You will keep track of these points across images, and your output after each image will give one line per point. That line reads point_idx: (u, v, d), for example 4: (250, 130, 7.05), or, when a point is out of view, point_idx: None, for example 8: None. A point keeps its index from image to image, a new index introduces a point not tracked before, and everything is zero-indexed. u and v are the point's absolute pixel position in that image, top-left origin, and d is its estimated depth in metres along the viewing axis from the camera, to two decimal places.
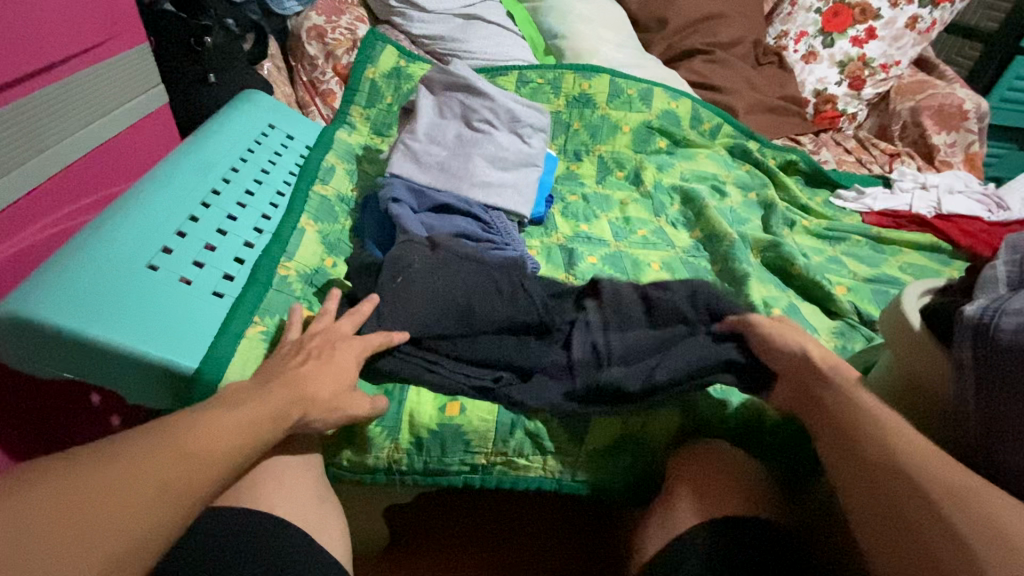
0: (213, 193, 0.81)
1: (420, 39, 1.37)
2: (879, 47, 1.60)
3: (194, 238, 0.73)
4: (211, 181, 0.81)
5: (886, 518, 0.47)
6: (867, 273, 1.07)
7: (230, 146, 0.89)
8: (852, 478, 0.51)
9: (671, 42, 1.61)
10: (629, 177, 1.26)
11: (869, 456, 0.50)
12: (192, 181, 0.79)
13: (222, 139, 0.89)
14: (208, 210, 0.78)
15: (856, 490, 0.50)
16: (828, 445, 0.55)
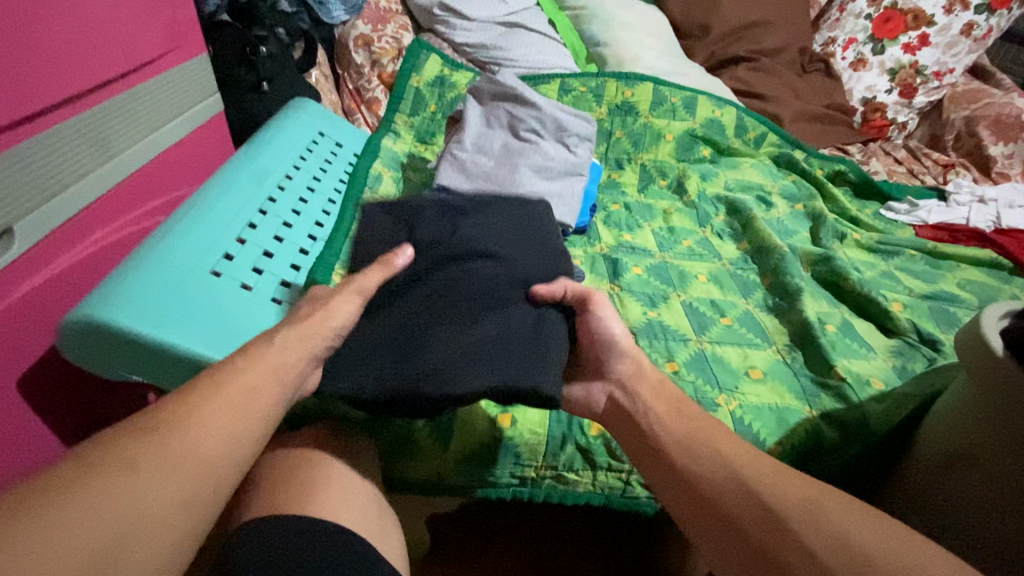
0: (269, 201, 0.83)
1: (463, 47, 1.38)
2: (931, 55, 1.55)
3: (253, 245, 0.75)
4: (267, 189, 0.83)
5: (738, 552, 0.51)
6: (924, 290, 1.03)
7: (283, 155, 0.91)
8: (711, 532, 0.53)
9: (715, 50, 1.58)
10: (672, 186, 1.24)
11: (717, 493, 0.53)
12: (249, 188, 0.81)
13: (278, 145, 0.92)
14: (265, 218, 0.80)
15: (708, 530, 0.53)
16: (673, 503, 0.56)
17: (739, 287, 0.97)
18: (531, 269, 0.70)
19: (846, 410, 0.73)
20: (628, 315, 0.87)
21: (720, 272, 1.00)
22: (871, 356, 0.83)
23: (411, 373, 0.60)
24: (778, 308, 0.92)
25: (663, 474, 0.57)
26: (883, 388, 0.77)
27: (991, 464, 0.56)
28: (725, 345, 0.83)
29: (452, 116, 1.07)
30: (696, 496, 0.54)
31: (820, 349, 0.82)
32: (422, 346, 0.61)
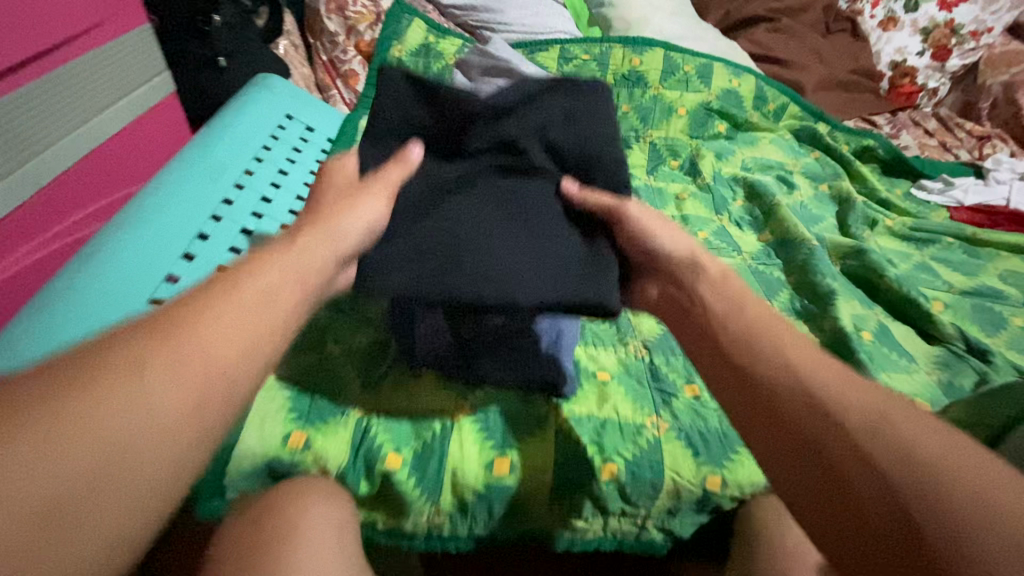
0: (225, 203, 0.74)
1: (451, 11, 1.23)
2: (970, 11, 1.44)
3: (201, 262, 0.67)
4: (223, 188, 0.75)
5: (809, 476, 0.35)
6: (965, 285, 0.93)
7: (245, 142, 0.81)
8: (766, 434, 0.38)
9: (730, 9, 1.43)
10: (685, 167, 1.12)
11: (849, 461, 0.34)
12: (203, 188, 0.73)
13: (236, 134, 0.81)
14: (218, 225, 0.72)
15: (765, 439, 0.38)
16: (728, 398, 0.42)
17: (764, 288, 0.86)
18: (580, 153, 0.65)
19: None
20: (640, 325, 0.76)
21: (742, 269, 0.90)
22: (912, 367, 0.74)
23: (471, 269, 0.55)
24: (807, 313, 0.82)
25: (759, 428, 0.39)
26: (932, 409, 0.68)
27: None
28: None
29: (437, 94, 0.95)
30: (801, 457, 0.36)
31: (859, 364, 0.73)
32: (476, 244, 0.57)
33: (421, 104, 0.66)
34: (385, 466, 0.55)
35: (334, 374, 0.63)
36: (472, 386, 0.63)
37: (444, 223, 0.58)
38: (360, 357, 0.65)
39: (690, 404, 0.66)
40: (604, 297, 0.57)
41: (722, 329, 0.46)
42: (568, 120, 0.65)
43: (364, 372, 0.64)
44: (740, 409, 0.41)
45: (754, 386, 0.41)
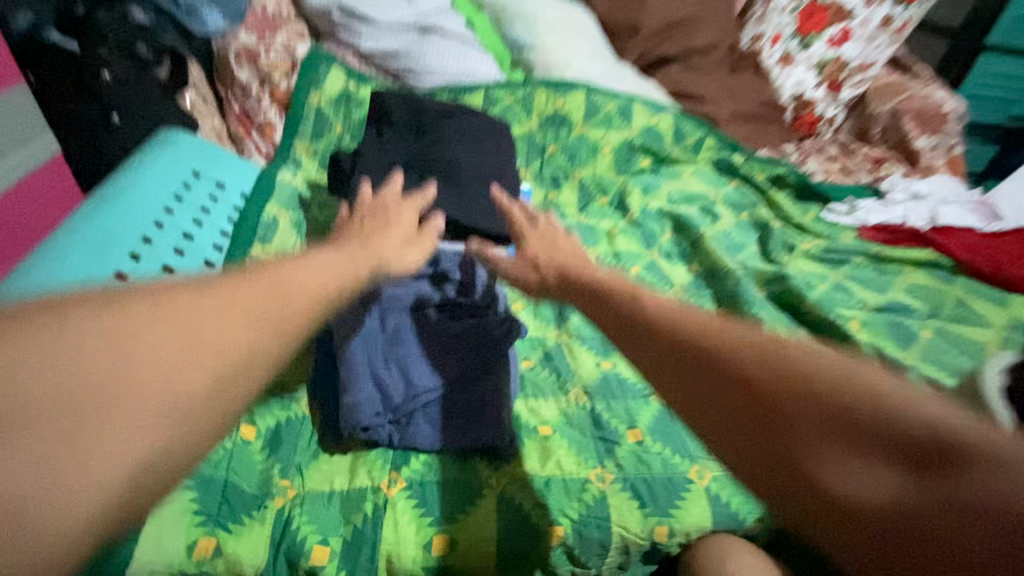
0: (162, 221, 0.77)
1: (372, 57, 1.21)
2: (855, 49, 1.52)
3: (151, 258, 0.71)
4: (161, 205, 0.78)
5: (695, 389, 0.36)
6: (878, 301, 0.98)
7: (171, 171, 0.82)
8: (665, 374, 0.39)
9: (645, 49, 1.47)
10: (613, 204, 1.15)
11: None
12: (139, 207, 0.75)
13: (123, 212, 0.73)
14: (161, 233, 0.75)
15: (669, 374, 0.38)
16: (632, 345, 0.43)
17: None
18: (498, 144, 0.88)
19: None
20: (580, 369, 0.75)
21: None
22: None
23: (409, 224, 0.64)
24: None
25: (836, 536, 0.28)
26: None
27: None
28: None
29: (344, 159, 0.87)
30: (749, 442, 0.32)
31: None
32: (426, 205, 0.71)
33: (392, 108, 0.87)
34: (310, 562, 0.51)
35: (246, 460, 0.56)
36: (409, 453, 0.60)
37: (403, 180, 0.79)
38: (273, 437, 0.59)
39: (632, 451, 0.65)
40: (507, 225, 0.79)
41: (688, 341, 0.39)
42: (484, 124, 0.90)
43: (279, 457, 0.57)
44: (682, 400, 0.37)
45: (656, 330, 0.42)
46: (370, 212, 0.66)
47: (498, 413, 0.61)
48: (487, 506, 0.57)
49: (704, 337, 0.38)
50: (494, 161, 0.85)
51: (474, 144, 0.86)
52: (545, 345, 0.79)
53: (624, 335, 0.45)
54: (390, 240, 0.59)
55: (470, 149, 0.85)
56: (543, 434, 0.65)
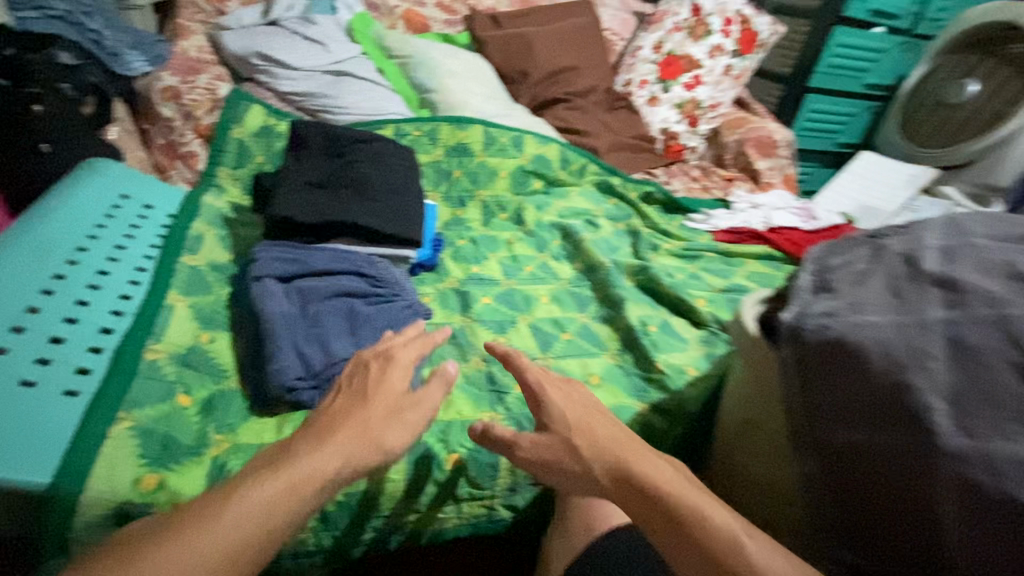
0: (91, 240, 0.82)
1: (290, 96, 1.35)
2: (705, 91, 1.83)
3: (86, 265, 0.77)
4: (88, 228, 0.83)
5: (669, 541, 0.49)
6: (722, 285, 1.22)
7: (94, 203, 0.88)
8: (645, 518, 0.51)
9: (536, 92, 1.71)
10: (512, 219, 1.33)
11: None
12: (67, 231, 0.80)
13: (53, 230, 0.79)
14: (90, 252, 0.79)
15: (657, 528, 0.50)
16: (607, 490, 0.55)
17: (576, 303, 1.07)
18: (405, 165, 1.04)
19: (667, 399, 0.84)
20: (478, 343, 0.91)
21: (560, 292, 1.10)
22: (686, 347, 0.96)
23: (395, 396, 0.61)
24: (609, 318, 1.04)
25: None
26: (697, 373, 0.88)
27: (767, 425, 0.62)
28: (568, 359, 0.93)
29: (270, 176, 0.99)
30: None
31: (644, 349, 0.93)
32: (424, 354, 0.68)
33: (312, 135, 1.01)
34: None
35: (181, 422, 0.65)
36: None
37: (323, 193, 0.93)
38: (207, 404, 0.68)
39: (520, 398, 0.80)
40: (414, 232, 0.94)
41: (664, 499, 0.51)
42: (394, 148, 1.06)
43: (214, 418, 0.67)
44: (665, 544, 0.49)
45: (631, 475, 0.53)
46: (356, 377, 0.64)
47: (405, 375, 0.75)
48: None
49: (665, 494, 0.51)
50: (401, 177, 1.01)
51: (384, 163, 1.01)
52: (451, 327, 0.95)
53: (606, 483, 0.55)
54: (364, 426, 0.57)
55: (379, 167, 1.00)
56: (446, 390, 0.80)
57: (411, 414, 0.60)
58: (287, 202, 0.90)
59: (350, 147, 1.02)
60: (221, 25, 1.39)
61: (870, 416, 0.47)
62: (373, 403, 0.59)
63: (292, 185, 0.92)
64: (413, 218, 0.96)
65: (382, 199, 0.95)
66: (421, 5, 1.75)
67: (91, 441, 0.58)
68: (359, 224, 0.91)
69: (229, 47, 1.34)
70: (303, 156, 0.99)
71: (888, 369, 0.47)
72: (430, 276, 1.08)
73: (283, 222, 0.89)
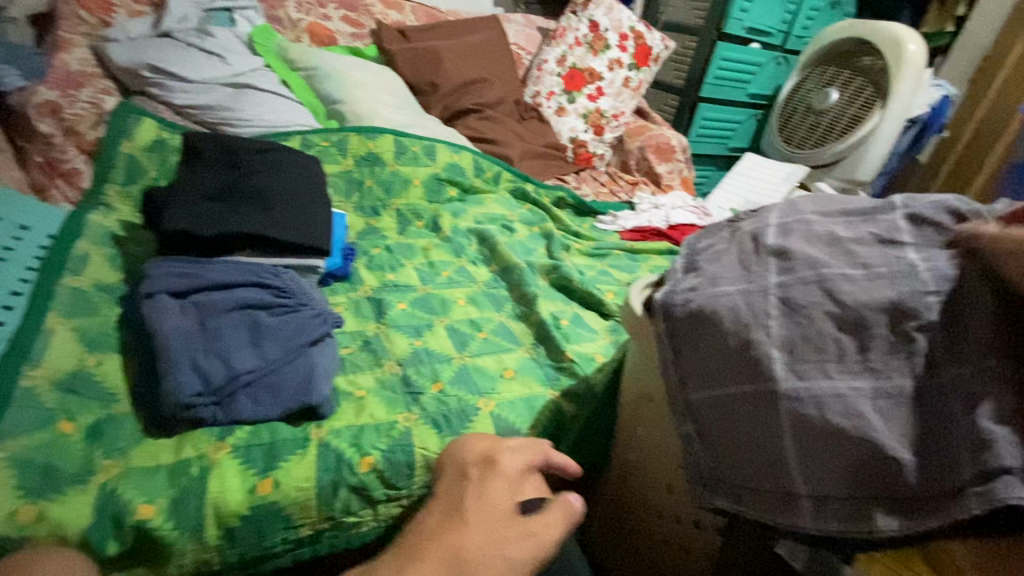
0: None
1: (186, 110, 1.29)
2: (608, 101, 1.96)
3: None
4: None
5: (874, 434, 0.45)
6: (628, 279, 1.30)
7: None
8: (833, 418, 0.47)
9: (447, 103, 1.75)
10: (429, 226, 1.35)
11: (843, 490, 0.46)
12: None
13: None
14: None
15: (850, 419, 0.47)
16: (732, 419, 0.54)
17: (493, 304, 1.11)
18: (308, 174, 1.03)
19: (577, 384, 0.89)
20: (394, 348, 0.91)
21: (476, 293, 1.13)
22: (595, 337, 1.02)
23: (497, 515, 0.47)
24: (523, 315, 1.08)
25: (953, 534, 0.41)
26: (603, 360, 0.94)
27: (656, 397, 0.68)
28: (484, 356, 0.94)
29: (161, 190, 0.95)
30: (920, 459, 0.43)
31: (555, 341, 0.98)
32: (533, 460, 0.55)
33: (204, 147, 0.99)
34: (136, 518, 0.58)
35: (64, 449, 0.61)
36: (233, 426, 0.70)
37: (220, 205, 0.91)
38: (94, 429, 0.64)
39: (435, 397, 0.82)
40: (320, 241, 0.94)
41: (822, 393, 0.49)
42: (295, 157, 1.05)
43: (102, 442, 0.63)
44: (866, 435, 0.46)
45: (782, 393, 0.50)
46: (453, 485, 0.52)
47: (314, 382, 0.74)
48: (307, 452, 0.69)
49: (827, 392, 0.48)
50: (305, 187, 1.00)
51: (286, 172, 1.00)
52: (364, 334, 0.94)
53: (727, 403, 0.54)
54: (456, 553, 0.43)
55: (280, 177, 0.99)
56: (358, 396, 0.79)
57: (513, 547, 0.45)
58: (180, 216, 0.87)
59: (248, 157, 1.00)
60: (105, 36, 1.31)
61: (727, 371, 0.54)
62: (474, 523, 0.46)
63: (186, 199, 0.89)
64: (319, 226, 0.95)
65: (284, 209, 0.94)
66: (327, 19, 1.74)
67: None
68: (260, 234, 0.89)
69: (115, 60, 1.26)
70: (197, 168, 0.96)
71: (736, 329, 0.54)
72: (343, 286, 1.08)
73: (178, 238, 0.86)
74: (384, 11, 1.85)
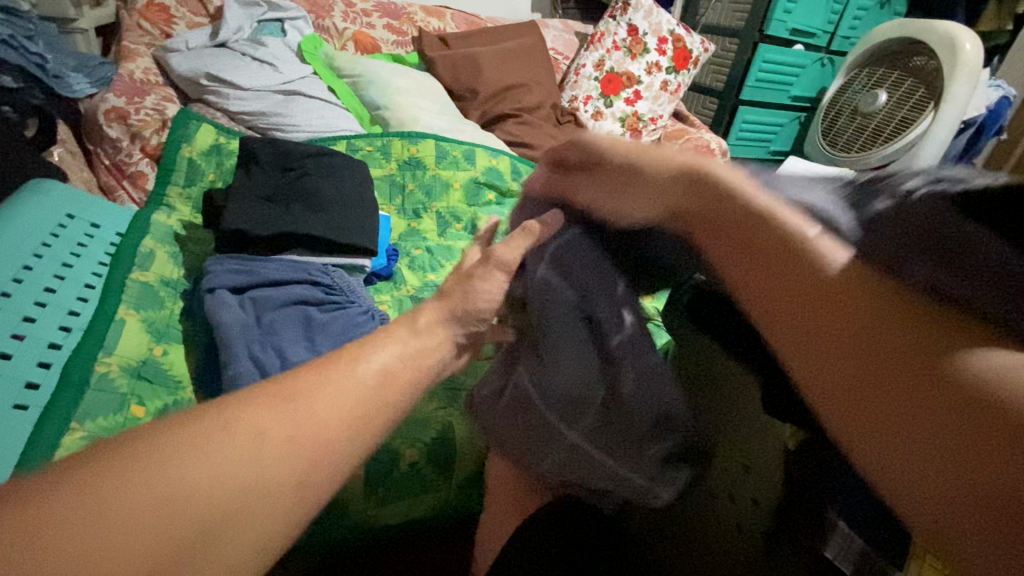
0: (35, 258, 0.81)
1: (240, 116, 1.36)
2: (646, 105, 1.95)
3: (32, 283, 0.77)
4: (31, 247, 0.82)
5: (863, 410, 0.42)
6: None
7: (40, 220, 0.87)
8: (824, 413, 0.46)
9: (486, 108, 1.78)
10: (467, 229, 1.37)
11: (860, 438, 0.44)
12: (10, 248, 0.80)
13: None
14: (35, 270, 0.79)
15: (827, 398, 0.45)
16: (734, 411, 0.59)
17: None
18: (356, 177, 1.08)
19: None
20: None
21: None
22: None
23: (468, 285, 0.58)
24: None
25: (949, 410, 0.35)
26: None
27: None
28: None
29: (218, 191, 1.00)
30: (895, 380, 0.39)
31: None
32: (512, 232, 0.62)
33: (261, 151, 1.04)
34: None
35: None
36: None
37: (276, 207, 0.96)
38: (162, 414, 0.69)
39: None
40: (367, 241, 0.97)
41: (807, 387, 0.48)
42: (343, 160, 1.09)
43: None
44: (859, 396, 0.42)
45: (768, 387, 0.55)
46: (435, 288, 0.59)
47: None
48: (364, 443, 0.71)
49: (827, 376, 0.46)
50: (354, 189, 1.04)
51: (335, 175, 1.05)
52: None
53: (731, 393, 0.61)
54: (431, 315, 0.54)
55: (329, 179, 1.03)
56: None
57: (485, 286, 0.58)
58: (240, 215, 0.91)
59: (299, 160, 1.05)
60: (168, 47, 1.39)
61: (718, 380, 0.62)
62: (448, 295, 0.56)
63: (243, 199, 0.94)
64: (367, 227, 0.99)
65: (334, 211, 0.98)
66: (371, 27, 1.80)
67: (43, 450, 0.59)
68: (312, 236, 0.93)
69: (177, 69, 1.34)
70: (252, 171, 1.01)
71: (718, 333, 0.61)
72: (386, 287, 1.10)
73: (237, 238, 0.91)
74: (425, 19, 1.90)
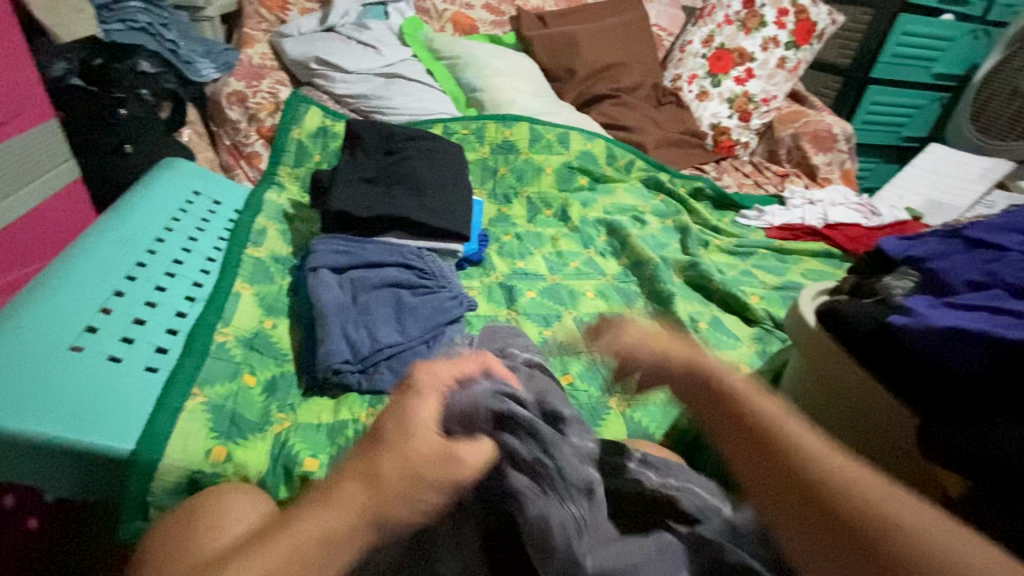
0: (166, 231, 0.88)
1: (344, 99, 1.40)
2: (758, 85, 1.78)
3: (163, 255, 0.83)
4: (163, 220, 0.89)
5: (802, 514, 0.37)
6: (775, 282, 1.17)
7: (171, 196, 0.94)
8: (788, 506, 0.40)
9: (582, 89, 1.71)
10: (557, 215, 1.33)
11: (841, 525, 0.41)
12: (147, 221, 0.86)
13: (136, 220, 0.85)
14: (166, 242, 0.85)
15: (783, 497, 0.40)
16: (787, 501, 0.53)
17: (623, 298, 1.06)
18: (453, 160, 1.07)
19: None
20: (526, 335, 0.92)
21: (605, 287, 1.09)
22: (738, 345, 0.95)
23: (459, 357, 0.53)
24: (656, 313, 1.03)
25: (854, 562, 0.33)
26: (748, 370, 0.88)
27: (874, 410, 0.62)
28: None
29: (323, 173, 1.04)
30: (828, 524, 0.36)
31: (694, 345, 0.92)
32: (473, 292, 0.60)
33: (362, 133, 1.06)
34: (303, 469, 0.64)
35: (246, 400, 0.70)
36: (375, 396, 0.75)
37: (375, 189, 0.97)
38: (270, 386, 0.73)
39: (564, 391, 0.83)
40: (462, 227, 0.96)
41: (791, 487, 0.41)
42: (441, 142, 1.09)
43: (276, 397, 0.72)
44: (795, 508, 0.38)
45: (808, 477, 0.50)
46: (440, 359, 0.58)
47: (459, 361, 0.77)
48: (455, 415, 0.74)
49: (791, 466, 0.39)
50: (450, 172, 1.04)
51: (432, 158, 1.04)
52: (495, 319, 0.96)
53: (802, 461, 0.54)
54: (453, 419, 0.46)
55: (426, 163, 1.03)
56: None
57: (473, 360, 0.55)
58: (342, 197, 0.94)
59: (398, 143, 1.05)
60: (282, 33, 1.46)
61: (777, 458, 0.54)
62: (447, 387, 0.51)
63: (344, 181, 0.96)
64: (462, 213, 0.98)
65: (430, 195, 0.97)
66: (469, 7, 1.78)
67: (170, 412, 0.63)
68: (410, 219, 0.93)
69: (290, 53, 1.40)
70: (355, 153, 1.03)
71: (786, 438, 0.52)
72: (474, 273, 1.09)
73: (340, 220, 0.94)
74: None
